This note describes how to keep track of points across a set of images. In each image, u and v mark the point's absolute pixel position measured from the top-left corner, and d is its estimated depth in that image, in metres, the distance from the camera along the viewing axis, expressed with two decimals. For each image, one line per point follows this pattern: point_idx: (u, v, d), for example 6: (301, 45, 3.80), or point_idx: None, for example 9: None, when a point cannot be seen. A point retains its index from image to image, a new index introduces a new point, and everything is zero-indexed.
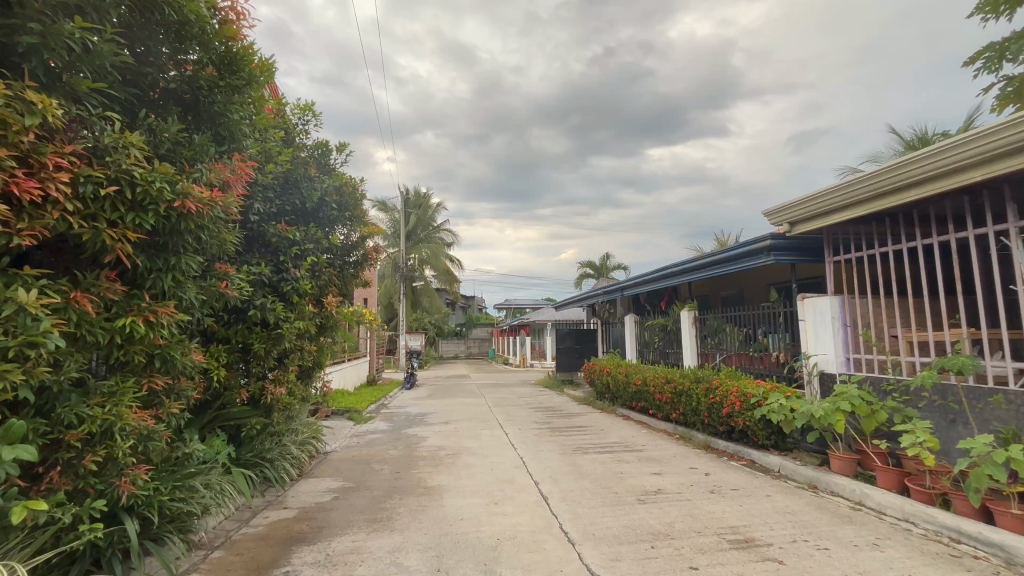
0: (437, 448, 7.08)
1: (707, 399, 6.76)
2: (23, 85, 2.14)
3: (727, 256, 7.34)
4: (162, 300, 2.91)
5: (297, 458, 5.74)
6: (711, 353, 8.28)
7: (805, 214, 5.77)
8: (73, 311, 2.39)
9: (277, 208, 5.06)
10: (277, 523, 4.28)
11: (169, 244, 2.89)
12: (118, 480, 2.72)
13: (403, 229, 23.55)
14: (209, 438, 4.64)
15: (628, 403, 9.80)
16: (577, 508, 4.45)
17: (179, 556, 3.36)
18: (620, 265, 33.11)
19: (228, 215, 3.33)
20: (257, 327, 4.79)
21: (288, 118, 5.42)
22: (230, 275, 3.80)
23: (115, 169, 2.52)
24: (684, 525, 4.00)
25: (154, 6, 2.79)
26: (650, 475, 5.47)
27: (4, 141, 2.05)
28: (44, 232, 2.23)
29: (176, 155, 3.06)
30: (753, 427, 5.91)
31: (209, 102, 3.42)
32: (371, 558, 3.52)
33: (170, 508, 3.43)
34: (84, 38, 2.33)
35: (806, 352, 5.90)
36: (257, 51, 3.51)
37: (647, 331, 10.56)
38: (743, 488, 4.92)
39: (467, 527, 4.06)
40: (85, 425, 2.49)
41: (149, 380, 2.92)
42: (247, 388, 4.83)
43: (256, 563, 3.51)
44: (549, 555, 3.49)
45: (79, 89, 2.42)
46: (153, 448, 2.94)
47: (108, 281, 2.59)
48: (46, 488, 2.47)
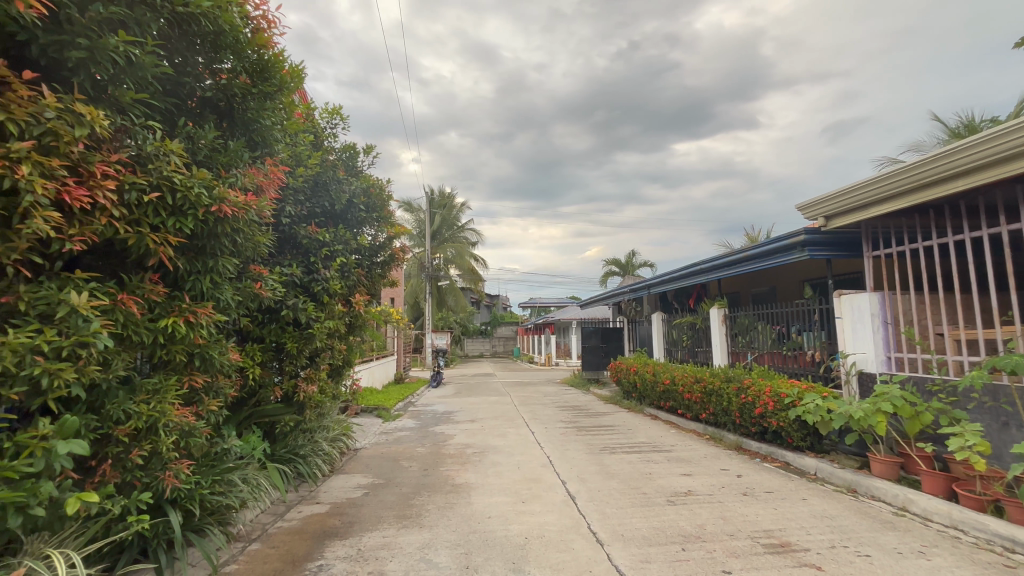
0: (463, 446, 7.12)
1: (739, 399, 6.59)
2: (73, 98, 2.25)
3: (758, 252, 7.15)
4: (201, 301, 3.02)
5: (328, 454, 5.87)
6: (742, 352, 8.07)
7: (841, 208, 5.55)
8: (120, 312, 2.50)
9: (308, 211, 5.21)
10: (311, 518, 4.39)
11: (207, 247, 2.99)
12: (162, 474, 2.87)
13: (428, 229, 23.77)
14: (245, 434, 4.77)
15: (655, 403, 9.65)
16: (605, 508, 4.41)
17: (219, 547, 3.50)
18: (648, 264, 32.58)
19: (262, 217, 3.40)
20: (289, 327, 4.92)
21: (316, 121, 5.53)
22: (264, 277, 3.90)
23: (157, 176, 2.62)
24: (716, 527, 3.92)
25: (191, 19, 2.90)
26: (680, 476, 5.37)
27: (56, 152, 2.17)
28: (94, 237, 2.35)
29: (213, 162, 3.18)
30: (787, 429, 5.72)
31: (242, 109, 3.51)
32: (400, 554, 3.57)
33: (210, 502, 3.56)
34: (128, 51, 2.44)
35: (843, 351, 5.67)
36: (287, 57, 3.60)
37: (676, 330, 10.37)
38: (778, 491, 4.78)
39: (495, 525, 4.07)
40: (132, 421, 2.62)
41: (190, 378, 3.04)
42: (281, 385, 4.96)
43: (291, 556, 3.61)
44: (578, 555, 3.48)
45: (124, 100, 2.54)
46: (194, 443, 3.07)
47: (152, 283, 2.71)
48: (98, 480, 2.60)
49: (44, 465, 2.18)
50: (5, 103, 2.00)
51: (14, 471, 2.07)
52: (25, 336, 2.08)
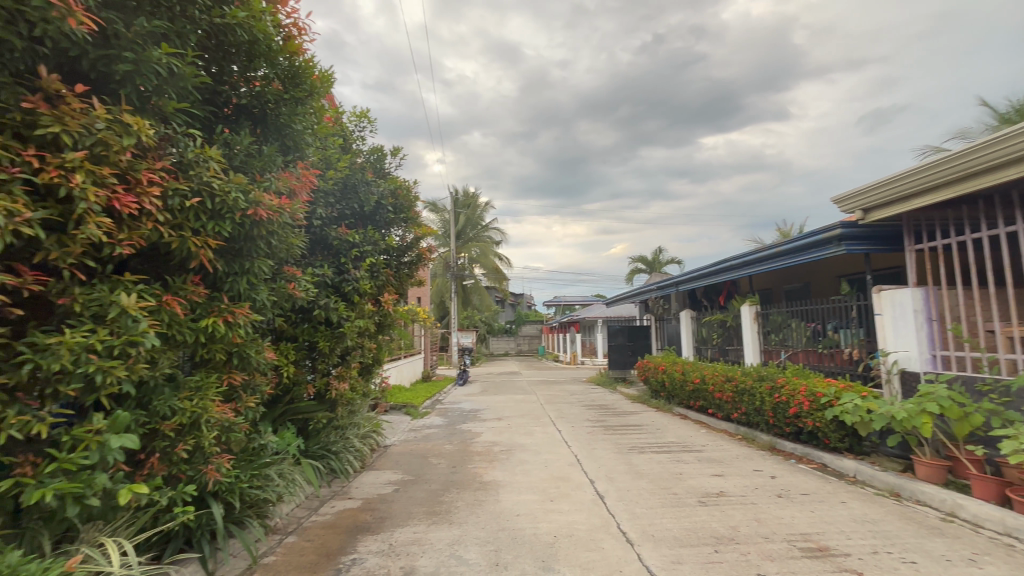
0: (490, 444, 7.17)
1: (772, 398, 6.42)
2: (121, 109, 2.36)
3: (790, 248, 6.94)
4: (239, 302, 3.13)
5: (359, 451, 5.99)
6: (775, 350, 7.85)
7: (879, 200, 5.33)
8: (165, 313, 2.61)
9: (338, 213, 5.34)
10: (343, 512, 4.50)
11: (244, 250, 3.09)
12: (204, 467, 2.99)
13: (453, 228, 23.94)
14: (281, 430, 4.89)
15: (685, 402, 9.48)
16: (634, 508, 4.37)
17: (258, 539, 3.63)
18: (675, 260, 31.98)
19: (295, 220, 3.48)
20: (321, 326, 5.05)
21: (345, 125, 5.63)
22: (298, 278, 4.01)
23: (198, 182, 2.73)
24: (750, 529, 3.83)
25: (227, 29, 3.01)
26: (711, 477, 5.26)
27: (106, 160, 2.28)
28: (141, 241, 2.46)
29: (249, 167, 3.27)
30: (824, 429, 5.53)
31: (276, 114, 3.60)
32: (431, 550, 3.62)
33: (249, 495, 3.69)
34: (170, 62, 2.55)
35: (883, 349, 5.45)
36: (317, 63, 3.70)
37: (705, 328, 10.16)
38: (815, 493, 4.63)
39: (524, 523, 4.08)
40: (177, 417, 2.74)
41: (229, 376, 3.16)
42: (314, 383, 5.09)
43: (325, 549, 3.71)
44: (608, 555, 3.46)
45: (166, 110, 2.66)
46: (234, 438, 3.18)
47: (194, 285, 2.82)
48: (147, 473, 2.72)
49: (99, 457, 2.30)
50: (59, 116, 2.13)
51: (71, 462, 2.19)
52: (81, 335, 2.20)
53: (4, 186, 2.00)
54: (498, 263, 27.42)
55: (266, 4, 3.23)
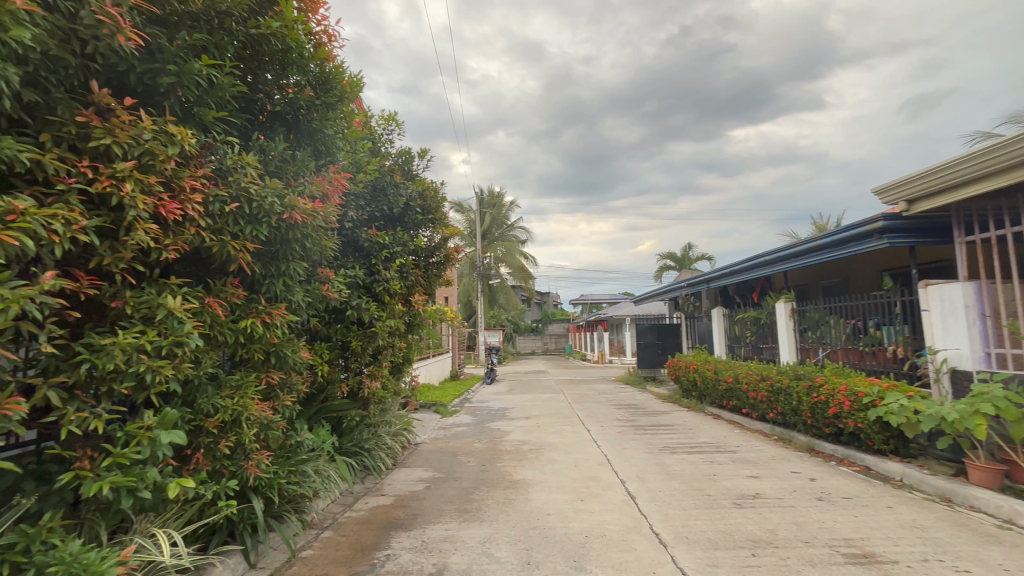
0: (520, 442, 7.18)
1: (810, 398, 6.19)
2: (165, 120, 2.47)
3: (828, 242, 6.67)
4: (275, 303, 3.23)
5: (391, 448, 6.10)
6: (812, 348, 7.56)
7: (924, 191, 5.07)
8: (207, 314, 2.71)
9: (369, 215, 5.45)
10: (377, 508, 4.59)
11: (280, 253, 3.18)
12: (245, 463, 3.10)
13: (479, 228, 24.06)
14: (316, 428, 5.02)
15: (717, 402, 9.26)
16: (667, 509, 4.29)
17: (296, 533, 3.74)
18: (705, 257, 31.29)
19: (328, 223, 3.56)
20: (354, 326, 5.17)
21: (374, 128, 5.73)
22: (331, 280, 4.11)
23: (236, 188, 2.82)
24: (789, 533, 3.71)
25: (262, 39, 3.10)
26: (747, 478, 5.12)
27: (153, 169, 2.39)
28: (185, 246, 2.56)
29: (283, 172, 3.36)
30: (867, 430, 5.30)
31: (308, 120, 3.69)
32: (463, 547, 3.65)
33: (287, 491, 3.80)
34: (210, 73, 2.66)
35: (931, 347, 5.19)
36: (347, 69, 3.79)
37: (738, 325, 9.90)
38: (858, 497, 4.45)
39: (555, 523, 4.07)
40: (219, 414, 2.85)
41: (267, 375, 3.26)
42: (347, 382, 5.20)
43: (360, 544, 3.79)
44: (640, 556, 3.41)
45: (206, 119, 2.76)
46: (272, 435, 3.28)
47: (233, 287, 2.92)
48: (193, 467, 2.84)
49: (150, 452, 2.41)
50: (110, 128, 2.24)
51: (125, 456, 2.31)
52: (132, 336, 2.31)
53: (62, 196, 2.12)
54: (523, 262, 27.43)
55: (298, 13, 3.33)
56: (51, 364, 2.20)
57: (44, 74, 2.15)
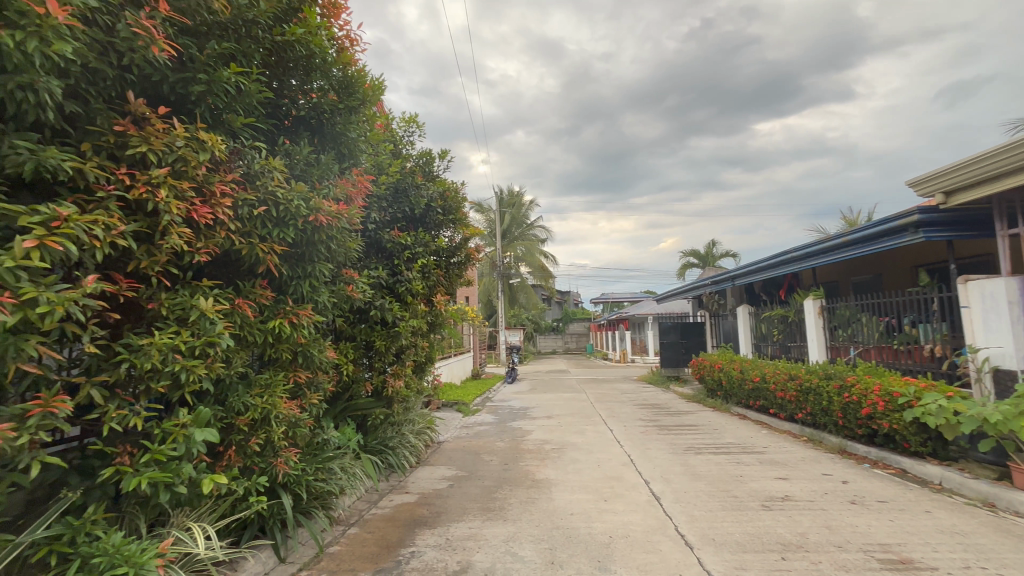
0: (542, 442, 7.18)
1: (841, 398, 6.01)
2: (197, 127, 2.55)
3: (859, 237, 6.46)
4: (302, 304, 3.30)
5: (414, 446, 6.18)
6: (843, 347, 7.33)
7: (962, 183, 4.86)
8: (237, 315, 2.79)
9: (391, 216, 5.53)
10: (401, 506, 4.66)
11: (306, 254, 3.25)
12: (274, 460, 3.18)
13: (499, 228, 24.09)
14: (341, 426, 5.11)
15: (744, 401, 9.06)
16: (692, 510, 4.23)
17: (324, 529, 3.83)
18: (729, 254, 30.68)
19: (352, 225, 3.61)
20: (378, 326, 5.24)
21: (395, 131, 5.80)
22: (355, 280, 4.17)
23: (264, 192, 2.87)
24: (821, 537, 3.60)
25: (287, 45, 3.16)
26: (776, 480, 5.00)
27: (185, 175, 2.46)
28: (215, 249, 2.64)
29: (308, 175, 3.42)
30: (903, 432, 5.11)
31: (332, 124, 3.75)
32: (487, 545, 3.67)
33: (314, 487, 3.88)
34: (238, 81, 2.73)
35: (971, 345, 4.97)
36: (368, 73, 3.84)
37: (765, 323, 9.68)
38: (893, 501, 4.29)
39: (579, 523, 4.05)
40: (249, 412, 2.92)
41: (295, 375, 3.34)
42: (371, 380, 5.28)
43: (385, 541, 3.85)
44: (666, 557, 3.37)
45: (235, 125, 2.84)
46: (300, 433, 3.36)
47: (261, 289, 3.00)
48: (225, 464, 2.93)
49: (185, 449, 2.49)
50: (146, 137, 2.33)
51: (162, 453, 2.40)
52: (167, 336, 2.40)
53: (102, 203, 2.21)
54: (544, 261, 27.40)
55: (322, 19, 3.40)
56: (94, 364, 2.30)
57: (85, 86, 2.25)
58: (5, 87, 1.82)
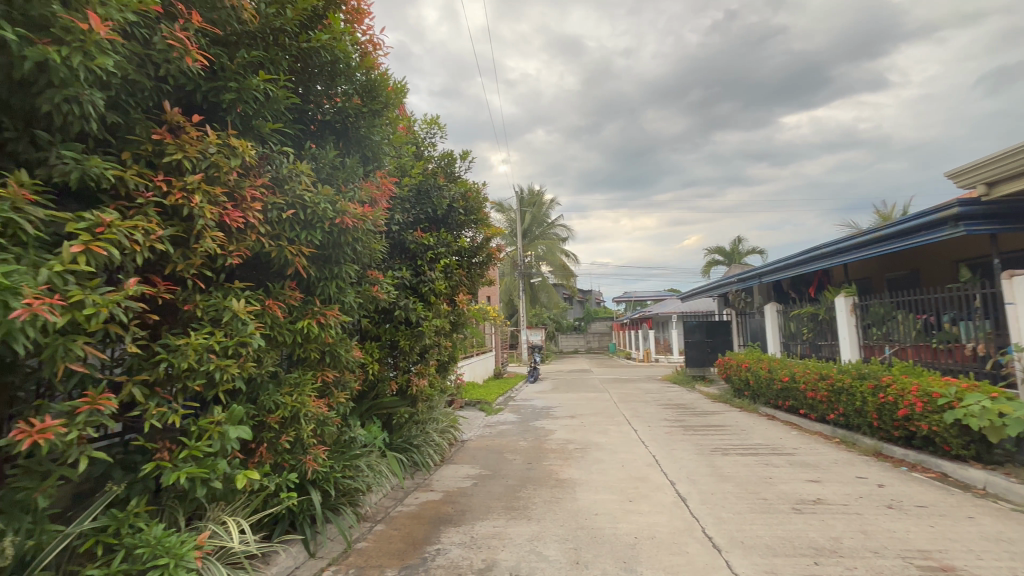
0: (565, 441, 7.16)
1: (876, 399, 5.81)
2: (228, 134, 2.63)
3: (894, 232, 6.22)
4: (329, 304, 3.37)
5: (438, 445, 6.24)
6: (878, 345, 7.07)
7: (1008, 173, 4.65)
8: (268, 316, 2.87)
9: (414, 217, 5.61)
10: (426, 503, 4.71)
11: (332, 256, 3.31)
12: (304, 457, 3.25)
13: (520, 228, 24.09)
14: (368, 424, 5.20)
15: (772, 402, 8.84)
16: (720, 512, 4.15)
17: (351, 525, 3.90)
18: (756, 251, 29.98)
19: (377, 227, 3.67)
20: (402, 326, 5.31)
21: (417, 133, 5.87)
22: (380, 281, 4.24)
23: (292, 196, 2.93)
24: (856, 542, 3.49)
25: (313, 52, 3.22)
26: (807, 482, 4.87)
27: (218, 180, 2.54)
28: (247, 252, 2.72)
29: (334, 179, 3.49)
30: (943, 434, 4.91)
31: (356, 128, 3.81)
32: (511, 544, 3.68)
33: (342, 485, 3.96)
34: (266, 88, 2.80)
35: (1017, 344, 4.74)
36: (391, 76, 3.90)
37: (794, 322, 9.43)
38: (934, 506, 4.13)
39: (603, 523, 4.03)
40: (279, 410, 3.00)
41: (323, 373, 3.42)
42: (396, 379, 5.35)
43: (411, 538, 3.91)
44: (693, 560, 3.32)
45: (264, 131, 2.91)
46: (327, 430, 3.43)
47: (290, 290, 3.07)
48: (257, 460, 3.01)
49: (220, 445, 2.58)
50: (181, 144, 2.42)
51: (199, 449, 2.49)
52: (202, 337, 2.48)
53: (141, 209, 2.31)
54: (565, 260, 27.30)
55: (345, 25, 3.46)
56: (135, 363, 2.40)
57: (125, 97, 2.35)
58: (53, 100, 1.91)
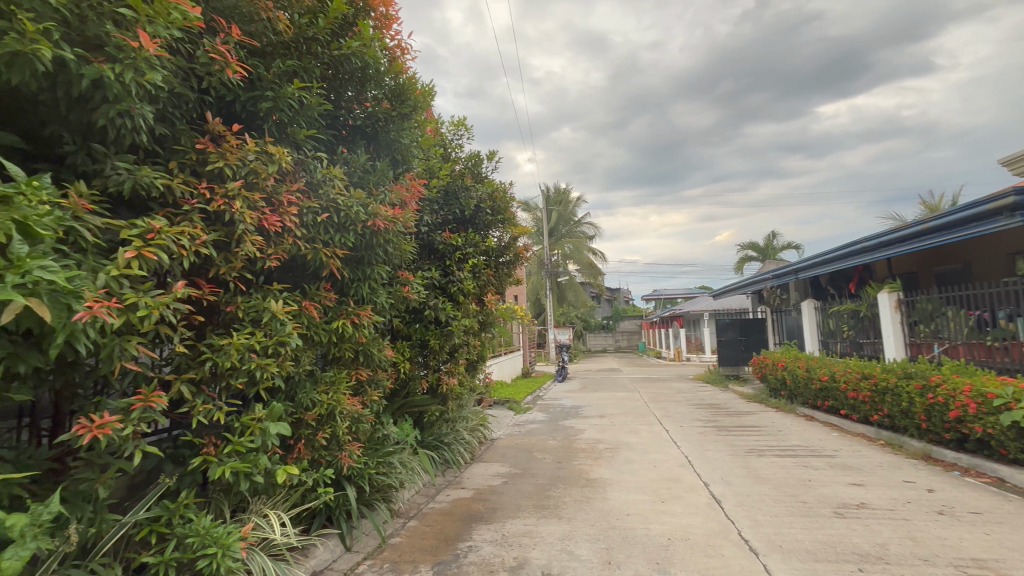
0: (595, 441, 7.10)
1: (924, 399, 5.54)
2: (266, 141, 2.73)
3: (942, 224, 5.91)
4: (362, 305, 3.46)
5: (468, 443, 6.30)
6: (926, 343, 6.73)
7: None
8: (305, 316, 2.97)
9: (443, 218, 5.68)
10: (458, 501, 4.77)
11: (365, 258, 3.39)
12: (339, 454, 3.35)
13: (547, 226, 24.04)
14: (400, 422, 5.31)
15: (811, 402, 8.54)
16: (757, 515, 4.05)
17: (385, 520, 4.00)
18: (793, 246, 29.00)
19: (407, 229, 3.73)
20: (432, 325, 5.39)
21: (444, 135, 5.93)
22: (410, 282, 4.31)
23: (325, 200, 3.00)
24: (903, 549, 3.34)
25: (344, 59, 3.30)
26: (849, 486, 4.68)
27: (256, 186, 2.64)
28: (284, 254, 2.81)
29: (366, 182, 3.57)
30: (999, 437, 4.63)
31: (386, 132, 3.89)
32: (542, 542, 3.69)
33: (376, 481, 4.05)
34: (301, 95, 2.89)
35: None
36: (419, 80, 3.96)
37: (833, 319, 9.07)
38: (989, 513, 3.90)
39: (635, 523, 3.99)
40: (316, 408, 3.10)
41: (357, 372, 3.51)
42: (427, 378, 5.43)
43: (444, 534, 3.97)
44: (729, 563, 3.25)
45: (299, 138, 3.00)
46: (362, 428, 3.51)
47: (325, 292, 3.16)
48: (296, 456, 3.10)
49: (261, 441, 2.68)
50: (222, 153, 2.53)
51: (242, 444, 2.60)
52: (243, 337, 2.59)
53: (187, 216, 2.42)
54: (592, 258, 27.09)
55: (374, 31, 3.53)
56: (183, 362, 2.53)
57: (171, 109, 2.48)
58: (108, 114, 2.03)
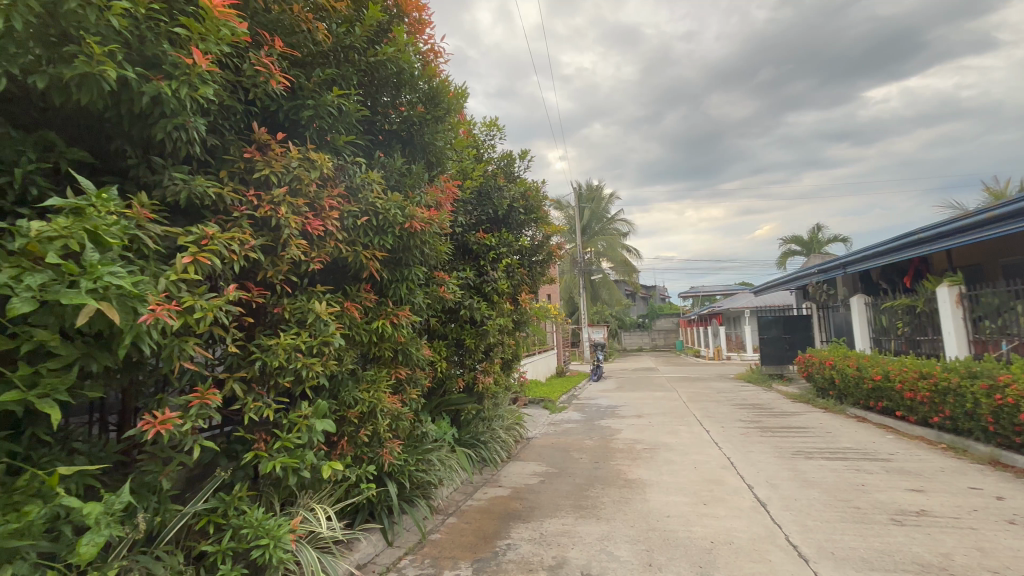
0: (632, 441, 6.99)
1: (991, 400, 5.16)
2: (308, 148, 2.83)
3: (1008, 212, 5.50)
4: (401, 305, 3.53)
5: (504, 442, 6.32)
6: (992, 341, 6.28)
7: None
8: (347, 317, 3.06)
9: (477, 219, 5.73)
10: (496, 499, 4.81)
11: (403, 259, 3.46)
12: (380, 450, 3.44)
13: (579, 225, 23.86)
14: (437, 419, 5.39)
15: (863, 402, 8.12)
16: (806, 520, 3.88)
17: (425, 516, 4.09)
18: (840, 239, 27.70)
19: (443, 230, 3.78)
20: (467, 325, 5.43)
21: (477, 136, 5.99)
22: (447, 282, 4.36)
23: (365, 203, 3.08)
24: (970, 560, 3.14)
25: (379, 65, 3.37)
26: (907, 491, 4.42)
27: (300, 192, 2.74)
28: (326, 257, 2.91)
29: (402, 185, 3.65)
30: None
31: (420, 135, 3.95)
32: (581, 543, 3.67)
33: (416, 478, 4.14)
34: (340, 103, 2.99)
35: None
36: (451, 82, 4.00)
37: (886, 315, 8.59)
38: None
39: (676, 526, 3.90)
40: (358, 405, 3.18)
41: (396, 371, 3.59)
42: (463, 377, 5.49)
43: (482, 532, 4.00)
44: (776, 569, 3.13)
45: (338, 144, 3.09)
46: (402, 425, 3.59)
47: (366, 293, 3.26)
48: (339, 453, 3.20)
49: (308, 438, 2.78)
50: (268, 161, 2.64)
51: (290, 440, 2.71)
52: (290, 337, 2.70)
53: (237, 222, 2.54)
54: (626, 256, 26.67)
55: (408, 36, 3.60)
56: (235, 361, 2.66)
57: (221, 121, 2.62)
58: (166, 128, 2.15)
